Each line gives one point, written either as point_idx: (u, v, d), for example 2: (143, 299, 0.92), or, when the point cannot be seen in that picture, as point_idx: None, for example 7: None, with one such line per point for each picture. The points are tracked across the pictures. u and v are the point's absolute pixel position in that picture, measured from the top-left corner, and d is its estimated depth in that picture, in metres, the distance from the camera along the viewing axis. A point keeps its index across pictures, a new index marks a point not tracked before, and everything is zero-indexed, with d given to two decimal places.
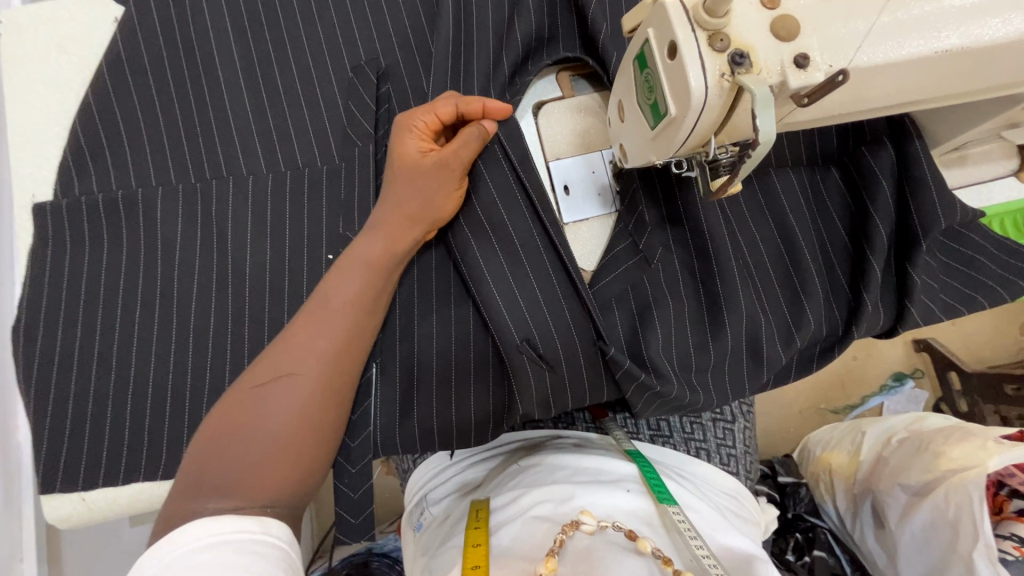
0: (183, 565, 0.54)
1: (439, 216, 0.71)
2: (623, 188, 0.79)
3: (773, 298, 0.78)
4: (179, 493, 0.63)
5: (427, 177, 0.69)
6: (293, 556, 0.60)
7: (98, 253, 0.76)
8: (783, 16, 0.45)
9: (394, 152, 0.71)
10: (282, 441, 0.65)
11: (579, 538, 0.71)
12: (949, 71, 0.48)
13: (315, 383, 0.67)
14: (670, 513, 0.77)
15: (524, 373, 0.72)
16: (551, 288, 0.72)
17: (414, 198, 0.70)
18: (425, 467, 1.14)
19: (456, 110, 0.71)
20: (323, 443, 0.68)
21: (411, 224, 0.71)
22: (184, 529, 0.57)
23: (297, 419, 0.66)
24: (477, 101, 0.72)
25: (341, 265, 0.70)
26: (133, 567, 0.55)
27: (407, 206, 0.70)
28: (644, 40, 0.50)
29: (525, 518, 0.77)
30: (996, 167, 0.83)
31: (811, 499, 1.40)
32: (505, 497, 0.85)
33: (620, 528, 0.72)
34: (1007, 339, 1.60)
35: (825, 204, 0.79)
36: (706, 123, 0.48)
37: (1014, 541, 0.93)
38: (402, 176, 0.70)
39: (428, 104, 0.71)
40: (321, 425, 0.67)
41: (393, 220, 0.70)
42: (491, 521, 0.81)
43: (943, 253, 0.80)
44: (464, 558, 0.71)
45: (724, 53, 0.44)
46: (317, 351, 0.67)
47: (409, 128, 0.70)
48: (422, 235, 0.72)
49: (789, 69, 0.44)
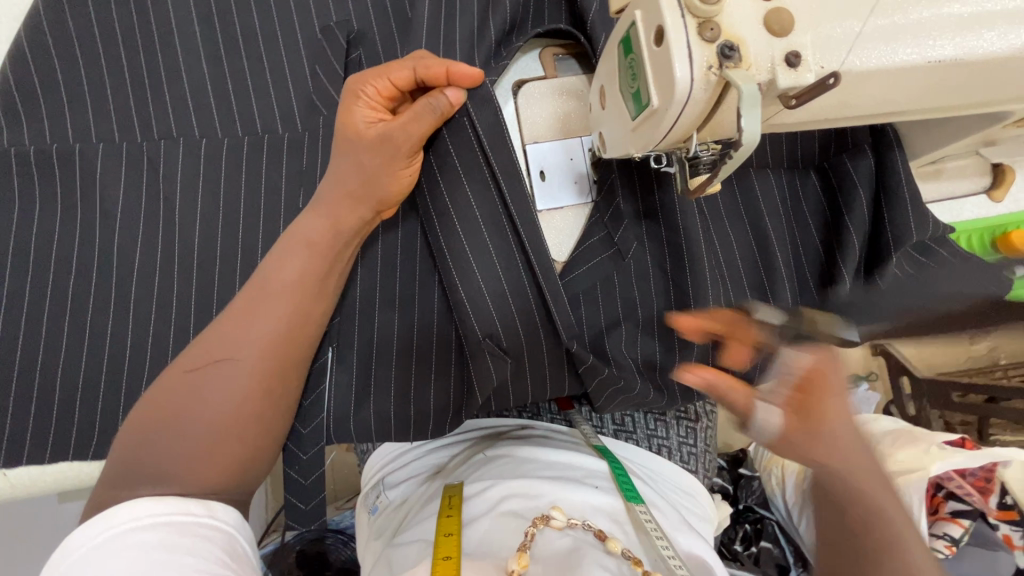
0: (121, 545, 0.51)
1: (384, 195, 0.65)
2: (601, 177, 0.76)
3: (743, 302, 0.77)
4: (106, 483, 0.58)
5: (371, 152, 0.63)
6: (241, 542, 0.58)
7: (28, 212, 0.69)
8: (777, 9, 0.42)
9: (341, 120, 0.64)
10: (221, 426, 0.61)
11: (549, 533, 0.70)
12: (937, 82, 0.47)
13: (253, 370, 0.63)
14: (637, 512, 0.77)
15: (487, 367, 0.69)
16: (519, 279, 0.68)
17: (359, 173, 0.63)
18: (384, 450, 1.12)
19: (414, 76, 0.63)
20: (265, 432, 0.64)
21: (358, 202, 0.64)
22: (117, 508, 0.53)
23: (232, 407, 0.62)
24: (440, 64, 0.62)
25: (289, 243, 0.65)
26: (61, 544, 0.52)
27: (350, 183, 0.64)
28: (631, 22, 0.46)
29: (494, 513, 0.75)
30: (968, 183, 0.84)
31: (762, 491, 1.42)
32: (474, 486, 0.83)
33: (590, 527, 0.71)
34: (955, 347, 1.66)
35: (802, 208, 0.78)
36: (690, 117, 0.45)
37: (945, 541, 1.06)
38: (346, 149, 0.64)
39: (383, 68, 0.63)
40: (266, 409, 0.64)
41: (336, 198, 0.64)
42: (463, 511, 0.79)
43: (914, 268, 0.80)
44: (435, 548, 0.69)
45: (713, 43, 0.41)
46: (261, 332, 0.63)
47: (357, 95, 0.63)
48: (369, 215, 0.66)
49: (779, 67, 0.42)
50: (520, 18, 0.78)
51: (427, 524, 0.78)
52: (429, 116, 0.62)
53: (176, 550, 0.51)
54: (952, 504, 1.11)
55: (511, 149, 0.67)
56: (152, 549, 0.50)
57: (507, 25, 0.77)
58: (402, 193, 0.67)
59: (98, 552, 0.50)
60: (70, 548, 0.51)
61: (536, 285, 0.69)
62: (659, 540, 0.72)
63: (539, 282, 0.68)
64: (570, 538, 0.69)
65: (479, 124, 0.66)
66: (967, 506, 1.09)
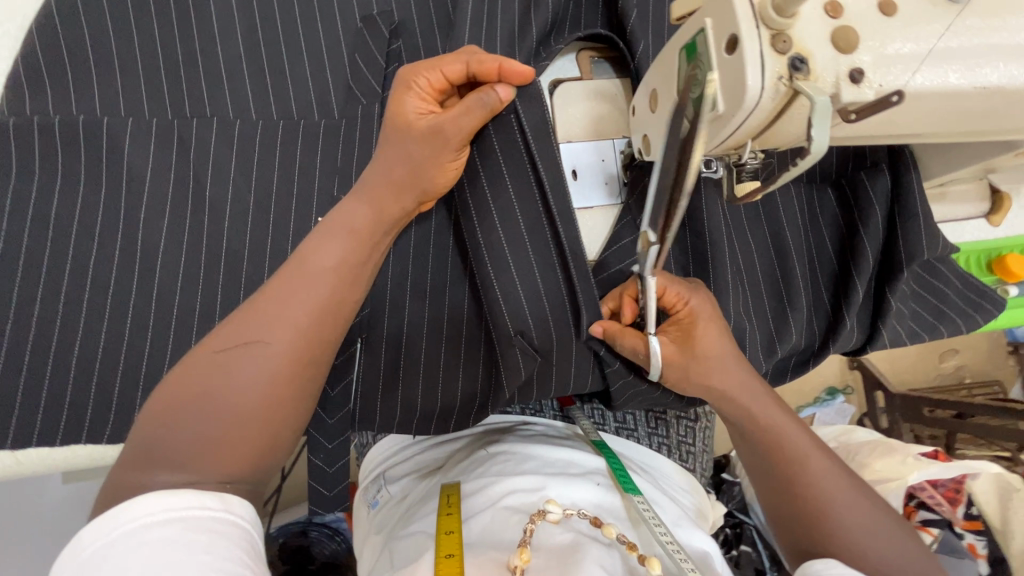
0: (137, 541, 0.47)
1: (429, 187, 0.66)
2: (632, 181, 0.77)
3: (761, 310, 0.79)
4: (126, 464, 0.54)
5: (421, 143, 0.63)
6: (257, 538, 0.53)
7: (49, 184, 0.67)
8: (844, 27, 0.44)
9: (391, 109, 0.64)
10: (246, 417, 0.56)
11: (546, 527, 0.68)
12: (974, 109, 0.49)
13: (282, 357, 0.58)
14: (633, 501, 0.76)
15: (517, 363, 0.70)
16: (552, 275, 0.69)
17: (403, 164, 0.64)
18: (383, 444, 1.08)
19: (466, 70, 0.63)
20: (292, 424, 0.60)
21: (403, 191, 0.65)
22: (133, 501, 0.49)
23: (258, 395, 0.57)
24: (492, 59, 0.62)
25: (328, 229, 0.64)
26: (73, 540, 0.48)
27: (396, 172, 0.64)
28: (698, 29, 0.48)
29: (494, 507, 0.72)
30: (968, 207, 0.88)
31: (742, 497, 1.47)
32: (473, 481, 0.80)
33: (584, 516, 0.71)
34: (929, 364, 1.74)
35: (818, 221, 0.81)
36: (752, 124, 0.47)
37: None
38: (393, 139, 0.64)
39: (437, 60, 0.63)
40: (292, 399, 0.59)
41: (379, 186, 0.64)
42: (463, 507, 0.76)
43: (918, 285, 0.84)
44: (436, 545, 0.66)
45: (785, 55, 0.43)
46: (293, 319, 0.59)
47: (410, 85, 0.63)
48: (412, 206, 0.67)
49: (843, 83, 0.44)
50: (560, 21, 0.79)
51: (428, 517, 0.75)
52: (480, 111, 0.61)
53: (193, 548, 0.47)
54: (923, 513, 1.21)
55: (553, 150, 0.68)
56: (167, 548, 0.46)
57: (547, 26, 0.77)
58: (445, 186, 0.68)
59: (111, 550, 0.46)
60: (83, 543, 0.48)
61: (568, 283, 0.69)
62: (660, 530, 0.71)
63: (576, 280, 0.69)
64: (571, 530, 0.68)
65: (525, 120, 0.66)
66: (937, 516, 1.19)
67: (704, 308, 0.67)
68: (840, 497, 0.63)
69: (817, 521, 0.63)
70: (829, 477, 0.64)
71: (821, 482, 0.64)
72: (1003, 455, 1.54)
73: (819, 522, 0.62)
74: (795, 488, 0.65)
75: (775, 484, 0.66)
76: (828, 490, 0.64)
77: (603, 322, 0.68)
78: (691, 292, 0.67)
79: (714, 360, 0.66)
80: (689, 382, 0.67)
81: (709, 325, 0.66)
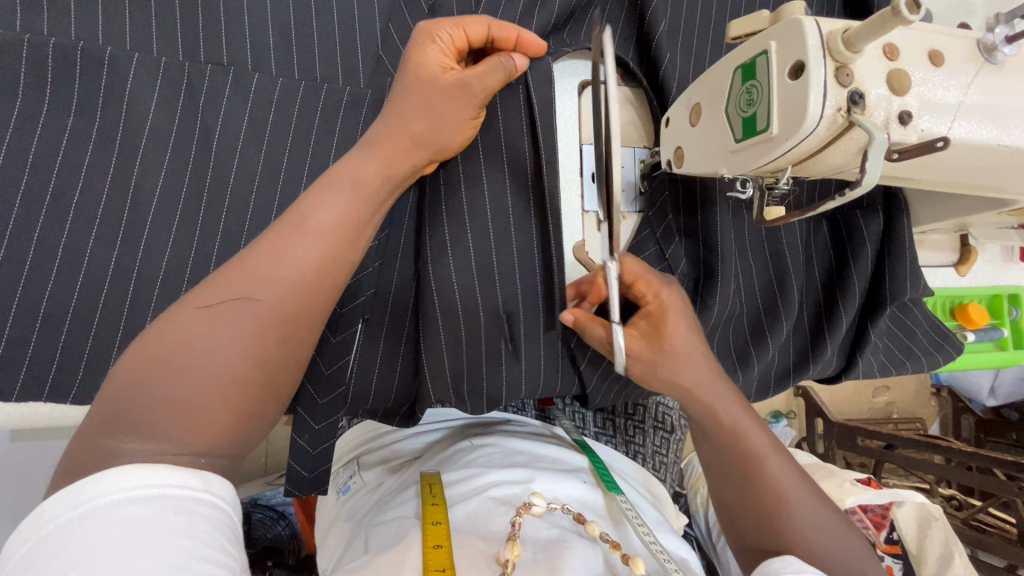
0: (107, 519, 0.41)
1: (447, 143, 0.65)
2: (651, 190, 0.77)
3: (750, 326, 0.81)
4: (91, 430, 0.48)
5: (445, 96, 0.62)
6: (235, 521, 0.49)
7: (31, 110, 0.59)
8: (898, 70, 0.47)
9: (410, 60, 0.62)
10: (244, 386, 0.51)
11: (529, 521, 0.67)
12: (992, 166, 0.53)
13: (283, 324, 0.54)
14: (616, 499, 0.78)
15: (483, 331, 0.71)
16: (534, 264, 0.72)
17: (427, 117, 0.62)
18: (354, 432, 1.05)
19: (487, 35, 0.64)
20: (279, 404, 0.55)
21: (417, 147, 0.62)
22: (99, 475, 0.44)
23: (237, 360, 0.51)
24: (511, 30, 0.65)
25: (331, 179, 0.58)
26: (33, 515, 0.42)
27: (415, 126, 0.61)
28: (760, 50, 0.49)
29: (478, 497, 0.71)
30: (940, 256, 0.95)
31: (686, 506, 1.56)
32: (454, 472, 0.80)
33: (568, 512, 0.70)
34: (865, 397, 1.87)
35: (813, 254, 0.85)
36: (801, 151, 0.48)
37: None
38: (413, 91, 0.62)
39: (453, 22, 0.62)
40: (290, 372, 0.55)
41: (389, 140, 0.61)
42: (448, 496, 0.74)
43: (892, 323, 0.89)
44: (423, 535, 0.63)
45: (846, 88, 0.46)
46: (301, 282, 0.54)
47: (431, 37, 0.62)
48: (423, 164, 0.64)
49: (893, 123, 0.47)
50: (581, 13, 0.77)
51: (408, 505, 0.73)
52: (500, 74, 0.63)
53: (173, 528, 0.42)
54: None
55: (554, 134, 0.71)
56: (145, 526, 0.42)
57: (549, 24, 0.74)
58: (460, 145, 0.68)
59: (82, 526, 0.41)
60: (47, 516, 0.42)
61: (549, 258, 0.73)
62: (642, 529, 0.72)
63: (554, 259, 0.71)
64: (555, 525, 0.67)
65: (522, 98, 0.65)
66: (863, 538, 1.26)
67: (673, 302, 0.67)
68: (792, 495, 0.63)
69: (778, 525, 0.62)
70: (783, 473, 0.64)
71: (776, 480, 0.64)
72: (922, 486, 1.68)
73: (772, 513, 0.62)
74: (752, 495, 0.64)
75: (738, 490, 0.65)
76: (785, 493, 0.63)
77: (575, 310, 0.67)
78: (664, 287, 0.66)
79: (683, 354, 0.65)
80: (657, 377, 0.66)
81: (679, 319, 0.66)
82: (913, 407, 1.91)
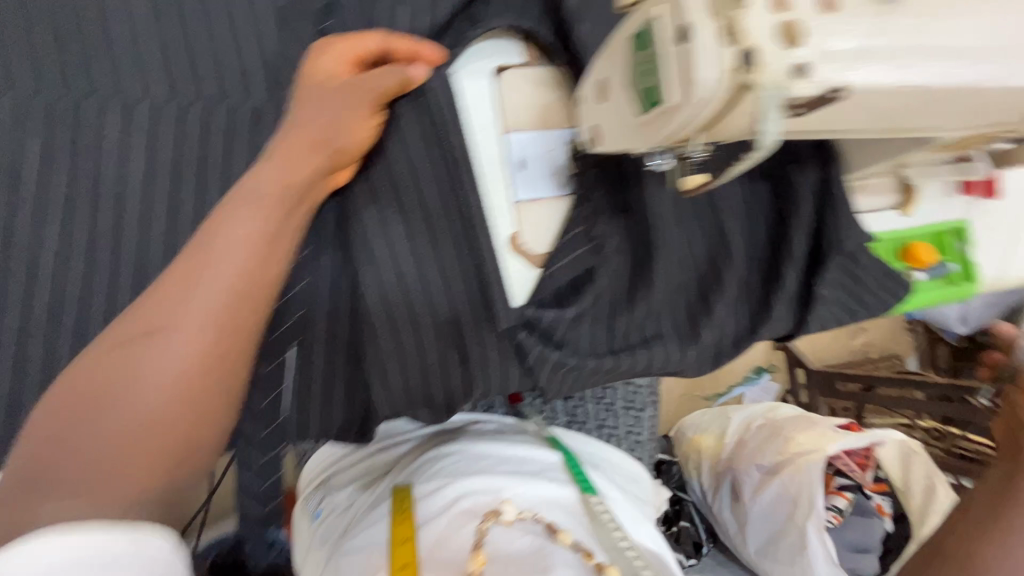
0: None
1: (344, 143, 0.62)
2: (578, 173, 0.75)
3: (692, 297, 0.80)
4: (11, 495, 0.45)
5: (331, 99, 0.61)
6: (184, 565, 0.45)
7: None
8: (790, 22, 0.43)
9: (305, 74, 0.64)
10: (168, 422, 0.48)
11: (500, 529, 0.65)
12: (905, 107, 0.52)
13: (198, 352, 0.50)
14: (592, 502, 0.74)
15: (425, 340, 0.69)
16: (468, 269, 0.68)
17: (317, 117, 0.60)
18: (319, 453, 1.02)
19: (382, 48, 0.64)
20: (213, 436, 0.52)
21: (318, 150, 0.60)
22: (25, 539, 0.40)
23: (155, 400, 0.48)
24: (407, 42, 0.65)
25: (242, 197, 0.56)
26: None
27: (308, 127, 0.60)
28: (646, 20, 0.48)
29: (448, 514, 0.69)
30: (885, 201, 0.94)
31: (681, 475, 1.59)
32: (421, 485, 0.77)
33: (540, 518, 0.67)
34: (841, 341, 1.91)
35: (754, 213, 0.83)
36: (703, 118, 0.46)
37: (833, 512, 1.26)
38: (307, 97, 0.62)
39: (346, 40, 0.64)
40: (217, 405, 0.52)
41: (288, 148, 0.59)
42: (418, 515, 0.71)
43: (843, 274, 0.87)
44: (391, 557, 0.64)
45: (733, 48, 0.43)
46: (210, 306, 0.51)
47: (325, 53, 0.63)
48: (326, 167, 0.61)
49: (790, 78, 0.44)
50: None
51: (377, 527, 0.70)
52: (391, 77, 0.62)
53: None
54: (840, 479, 1.31)
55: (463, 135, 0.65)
56: None
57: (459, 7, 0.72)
58: (359, 149, 0.65)
59: None
60: None
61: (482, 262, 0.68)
62: (619, 535, 0.69)
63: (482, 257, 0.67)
64: (527, 532, 0.65)
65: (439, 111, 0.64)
66: (851, 481, 1.30)
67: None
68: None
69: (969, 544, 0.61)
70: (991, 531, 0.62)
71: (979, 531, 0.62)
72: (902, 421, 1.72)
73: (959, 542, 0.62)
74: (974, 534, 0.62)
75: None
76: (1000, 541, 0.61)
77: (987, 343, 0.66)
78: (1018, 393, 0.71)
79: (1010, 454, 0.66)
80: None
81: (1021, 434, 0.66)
82: (890, 344, 1.95)
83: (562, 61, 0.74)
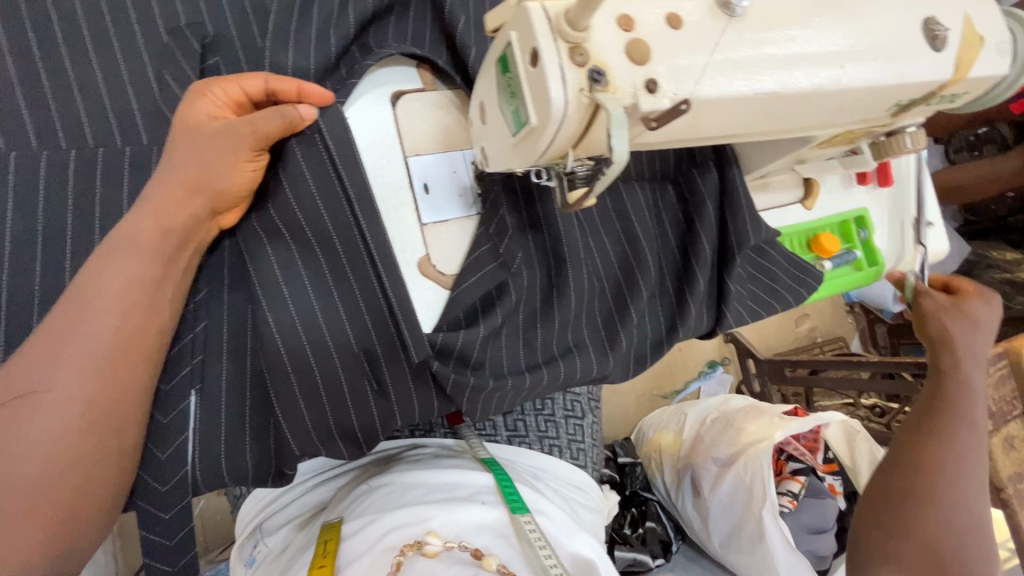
0: None
1: (224, 186, 0.61)
2: (486, 192, 0.76)
3: (607, 304, 0.82)
4: None
5: (206, 141, 0.60)
6: None
7: None
8: (636, 40, 0.47)
9: (180, 115, 0.61)
10: (59, 472, 0.54)
11: (420, 561, 0.65)
12: (772, 113, 0.54)
13: (83, 409, 0.55)
14: (521, 522, 0.73)
15: (336, 372, 0.67)
16: (374, 298, 0.67)
17: (194, 161, 0.59)
18: (251, 498, 0.98)
19: (266, 88, 0.63)
20: (112, 483, 0.58)
21: (193, 194, 0.60)
22: None
23: (45, 456, 0.53)
24: (291, 81, 0.63)
25: (113, 247, 0.57)
26: None
27: (184, 172, 0.59)
28: (507, 42, 0.48)
29: (370, 552, 0.67)
30: (789, 194, 1.00)
31: (644, 475, 1.60)
32: (349, 525, 0.75)
33: (465, 546, 0.67)
34: (787, 329, 1.98)
35: (662, 217, 0.85)
36: (567, 134, 0.47)
37: (788, 497, 1.27)
38: (181, 140, 0.60)
39: (231, 81, 0.62)
40: (105, 458, 0.56)
41: (162, 195, 0.59)
42: (340, 556, 0.69)
43: (753, 268, 0.91)
44: None
45: (584, 67, 0.45)
46: (86, 364, 0.55)
47: (201, 94, 0.61)
48: (204, 211, 0.61)
49: (642, 93, 0.47)
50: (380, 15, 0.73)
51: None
52: (275, 118, 0.60)
53: None
54: (792, 464, 1.34)
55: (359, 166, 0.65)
56: None
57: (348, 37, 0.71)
58: (245, 190, 0.63)
59: None
60: None
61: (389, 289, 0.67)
62: (546, 551, 0.69)
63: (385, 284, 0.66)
64: (453, 562, 0.66)
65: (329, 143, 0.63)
66: (802, 465, 1.33)
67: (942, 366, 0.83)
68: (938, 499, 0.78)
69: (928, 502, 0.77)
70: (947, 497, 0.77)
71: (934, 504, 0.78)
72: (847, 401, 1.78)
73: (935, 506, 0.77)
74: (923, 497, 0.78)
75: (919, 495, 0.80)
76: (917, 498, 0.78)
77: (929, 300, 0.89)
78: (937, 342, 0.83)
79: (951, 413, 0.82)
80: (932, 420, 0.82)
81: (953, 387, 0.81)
82: (834, 327, 2.03)
83: (461, 84, 0.76)
